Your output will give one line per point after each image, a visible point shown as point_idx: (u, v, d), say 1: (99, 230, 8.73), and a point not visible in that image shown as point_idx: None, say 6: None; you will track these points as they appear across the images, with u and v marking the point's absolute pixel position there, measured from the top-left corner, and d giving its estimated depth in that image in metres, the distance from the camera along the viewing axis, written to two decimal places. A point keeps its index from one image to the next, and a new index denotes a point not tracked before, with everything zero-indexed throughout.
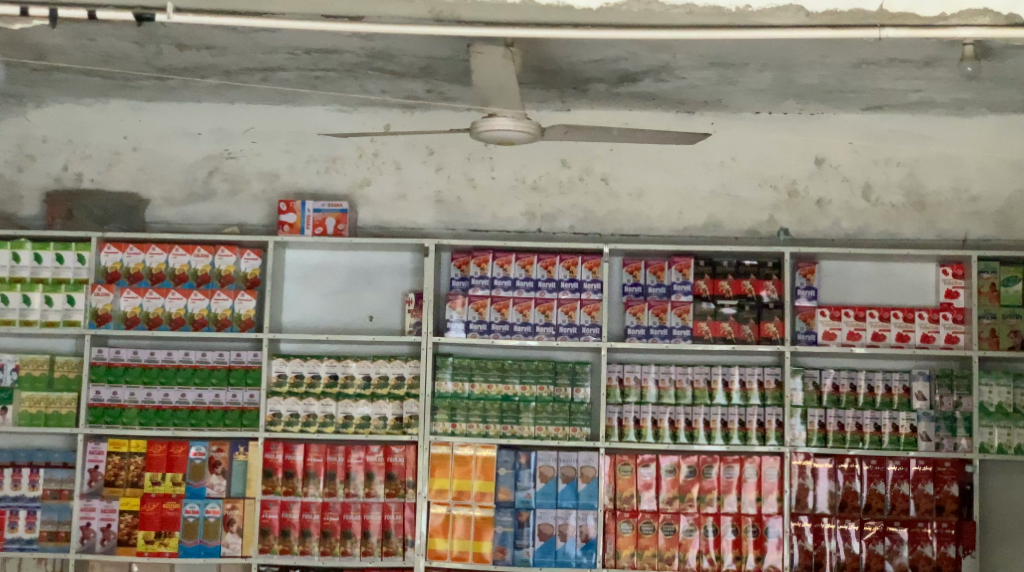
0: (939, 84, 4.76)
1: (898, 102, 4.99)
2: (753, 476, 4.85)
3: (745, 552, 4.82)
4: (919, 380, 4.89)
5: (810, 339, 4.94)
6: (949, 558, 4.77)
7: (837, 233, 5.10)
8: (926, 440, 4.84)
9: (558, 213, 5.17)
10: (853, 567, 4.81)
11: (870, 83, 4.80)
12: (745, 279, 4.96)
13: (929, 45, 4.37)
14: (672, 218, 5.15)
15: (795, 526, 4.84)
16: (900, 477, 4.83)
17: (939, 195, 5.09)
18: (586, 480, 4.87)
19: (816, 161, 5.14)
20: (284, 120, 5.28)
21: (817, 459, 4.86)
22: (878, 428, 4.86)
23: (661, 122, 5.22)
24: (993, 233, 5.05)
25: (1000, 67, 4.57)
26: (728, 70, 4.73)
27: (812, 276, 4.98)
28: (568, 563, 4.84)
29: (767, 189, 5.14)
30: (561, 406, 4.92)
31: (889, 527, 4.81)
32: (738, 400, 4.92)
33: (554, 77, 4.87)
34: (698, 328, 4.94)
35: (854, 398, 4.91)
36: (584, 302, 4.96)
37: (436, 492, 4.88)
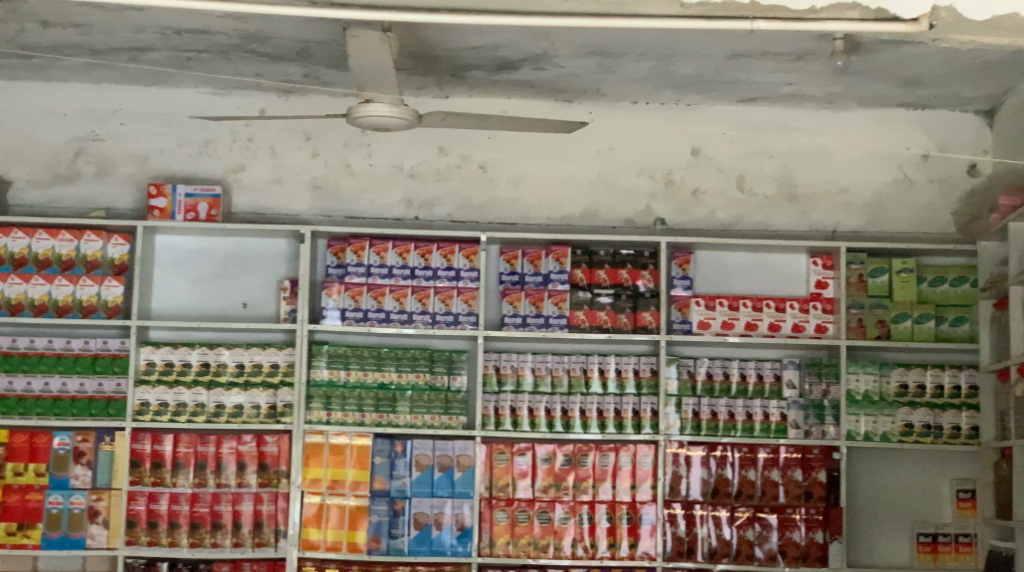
0: (811, 77, 4.84)
1: (772, 95, 5.06)
2: (628, 464, 4.90)
3: (619, 540, 4.85)
4: (790, 369, 4.98)
5: (685, 328, 4.98)
6: (818, 543, 4.86)
7: (712, 224, 5.15)
8: (795, 428, 4.93)
9: (436, 201, 5.14)
10: (725, 552, 4.86)
11: (744, 75, 4.86)
12: (622, 267, 4.99)
13: (801, 38, 4.44)
14: (550, 207, 5.15)
15: (669, 513, 4.88)
16: (770, 464, 4.91)
17: (811, 186, 5.17)
18: (462, 468, 4.86)
19: (692, 151, 5.19)
20: (156, 102, 5.16)
21: (691, 447, 4.93)
22: (750, 416, 4.94)
23: (539, 111, 5.22)
24: (862, 224, 5.14)
25: (870, 61, 4.67)
26: (605, 58, 4.75)
27: (687, 267, 5.01)
28: (442, 552, 4.81)
29: (644, 178, 5.17)
30: (437, 395, 4.90)
31: (759, 513, 4.88)
32: (614, 389, 4.96)
33: (432, 63, 4.84)
34: (574, 317, 4.97)
35: (727, 386, 4.98)
36: (461, 291, 4.94)
37: (311, 482, 4.82)
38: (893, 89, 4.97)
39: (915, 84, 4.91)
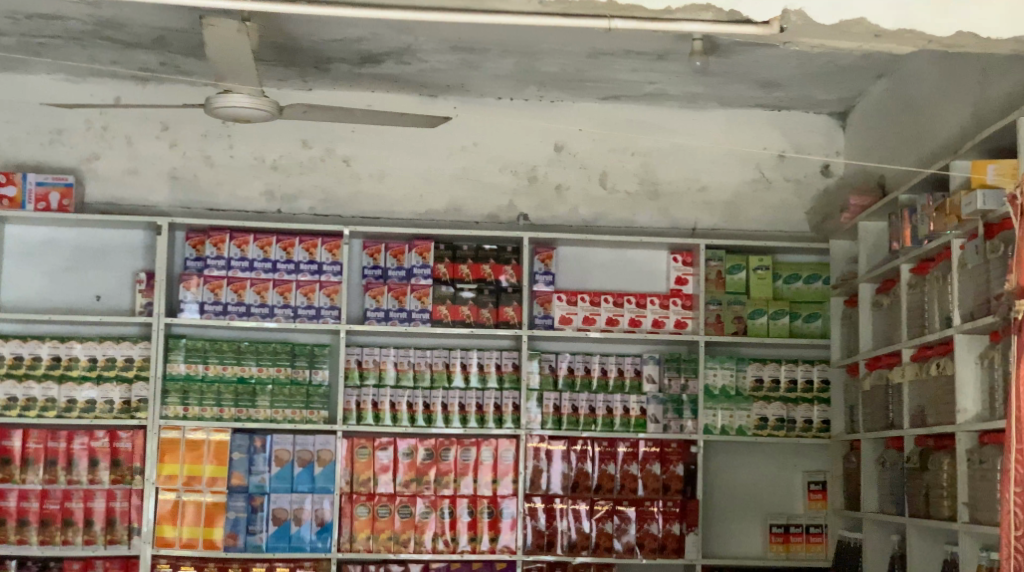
0: (671, 77, 4.92)
1: (634, 93, 5.13)
2: (489, 458, 4.91)
3: (479, 534, 4.87)
4: (650, 364, 5.06)
5: (547, 323, 5.01)
6: (674, 535, 4.92)
7: (574, 220, 5.20)
8: (654, 422, 5.00)
9: (299, 194, 5.09)
10: (584, 545, 4.90)
11: (606, 73, 4.91)
12: (485, 262, 5.02)
13: (662, 39, 4.51)
14: (414, 202, 5.14)
15: (529, 507, 4.91)
16: (629, 458, 4.97)
17: (672, 184, 5.24)
18: (322, 463, 4.83)
19: (555, 147, 5.23)
20: (7, 88, 5.03)
21: (551, 442, 4.96)
22: (610, 410, 5.00)
23: (402, 105, 5.22)
24: (720, 222, 5.24)
25: (728, 62, 4.77)
26: (469, 54, 4.75)
27: (549, 262, 5.06)
28: (301, 548, 4.77)
29: (507, 174, 5.19)
30: (297, 389, 4.87)
31: (618, 506, 4.94)
32: (476, 383, 4.97)
33: (295, 55, 4.79)
34: (437, 311, 4.96)
35: (588, 380, 5.04)
36: (323, 284, 4.91)
37: (165, 478, 4.73)
38: (751, 90, 5.08)
39: (771, 86, 5.03)
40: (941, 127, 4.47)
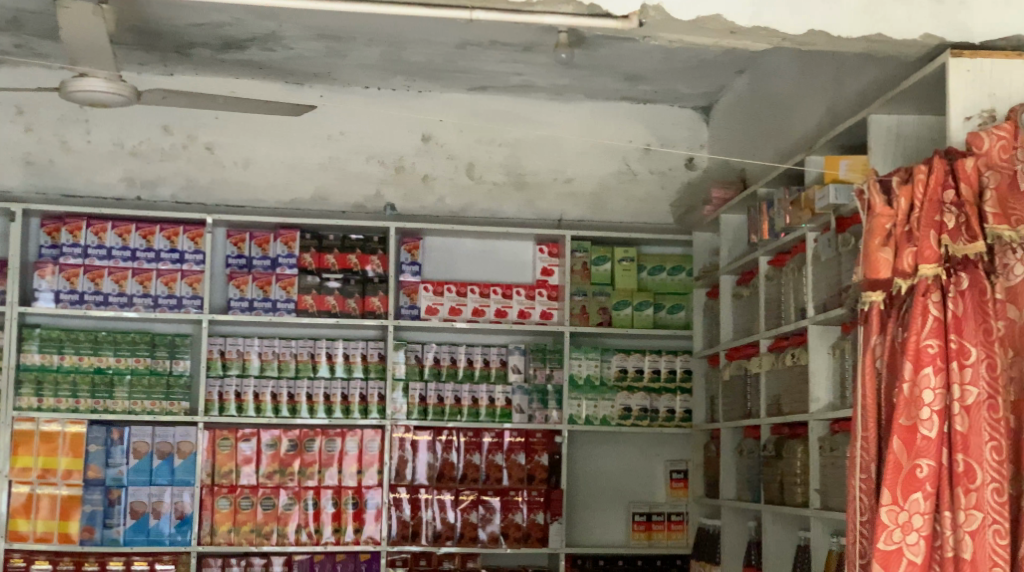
0: (538, 69, 4.94)
1: (501, 84, 5.14)
2: (354, 448, 4.90)
3: (344, 525, 4.85)
4: (515, 354, 5.10)
5: (413, 314, 5.05)
6: (538, 524, 4.97)
7: (441, 210, 5.21)
8: (519, 412, 5.06)
9: (160, 180, 5.01)
10: (449, 535, 4.91)
11: (474, 64, 4.92)
12: (351, 253, 5.02)
13: (527, 32, 4.52)
14: (279, 190, 5.09)
15: (394, 497, 4.89)
16: (494, 448, 5.00)
17: (538, 176, 5.27)
18: (182, 455, 4.78)
19: (422, 138, 5.22)
20: None
21: (417, 431, 4.96)
22: (475, 401, 5.03)
23: (266, 93, 5.18)
24: (586, 214, 5.29)
25: (594, 55, 4.81)
26: (336, 42, 4.72)
27: (416, 252, 5.09)
28: (160, 541, 4.73)
29: (374, 163, 5.17)
30: (157, 379, 4.80)
31: (482, 496, 4.96)
32: (341, 373, 4.95)
33: (155, 39, 4.72)
34: (302, 301, 4.96)
35: (454, 370, 5.06)
36: (184, 273, 4.87)
37: (18, 471, 4.66)
38: (616, 83, 5.13)
39: (636, 79, 5.09)
40: (799, 123, 4.57)
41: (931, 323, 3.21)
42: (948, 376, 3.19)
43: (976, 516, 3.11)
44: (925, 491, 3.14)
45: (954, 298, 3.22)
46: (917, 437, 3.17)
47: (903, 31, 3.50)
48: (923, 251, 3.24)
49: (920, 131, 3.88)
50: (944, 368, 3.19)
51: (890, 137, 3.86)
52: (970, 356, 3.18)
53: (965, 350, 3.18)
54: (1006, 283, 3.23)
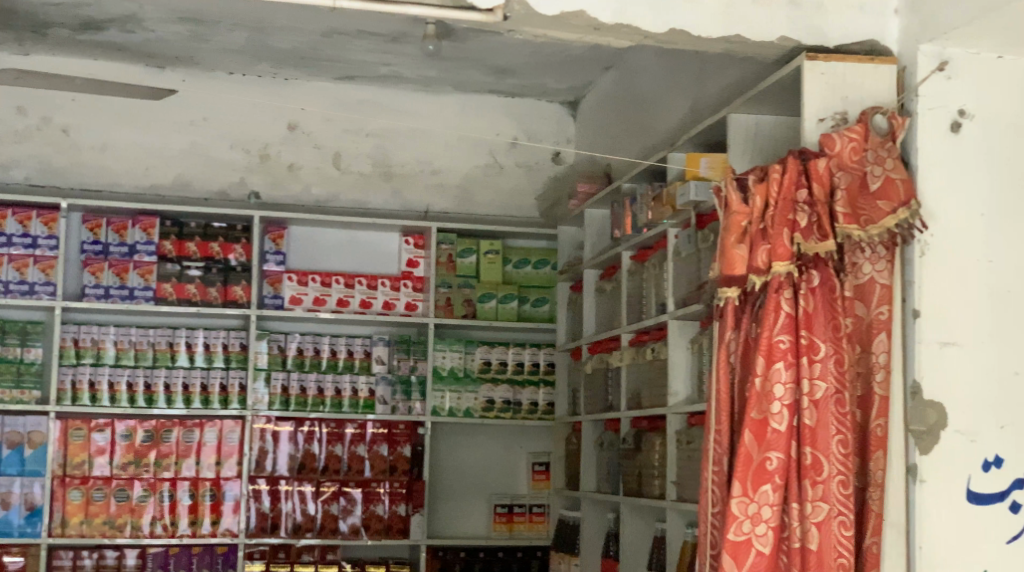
0: (406, 60, 4.94)
1: (369, 74, 5.14)
2: (213, 439, 4.98)
3: (201, 517, 4.93)
4: (379, 345, 5.21)
5: (277, 303, 5.09)
6: (400, 515, 5.10)
7: (307, 199, 5.22)
8: (382, 403, 5.17)
9: (13, 163, 4.94)
10: (309, 527, 5.02)
11: (341, 53, 4.89)
12: (213, 241, 5.05)
13: (395, 23, 4.50)
14: (138, 175, 5.05)
15: (253, 489, 4.99)
16: (356, 439, 5.12)
17: (405, 167, 5.30)
18: (33, 446, 4.81)
19: (288, 126, 5.21)
20: None
21: (279, 423, 5.05)
22: (339, 392, 5.14)
23: (125, 75, 5.11)
24: (451, 206, 5.34)
25: (462, 47, 4.82)
26: (199, 26, 4.63)
27: (280, 242, 5.13)
28: (9, 532, 4.75)
29: (238, 151, 5.15)
30: (7, 367, 4.83)
31: (344, 487, 5.08)
32: (201, 362, 5.01)
33: (9, 17, 4.58)
34: (162, 289, 4.97)
35: (317, 361, 5.15)
36: (37, 259, 4.86)
37: None
38: (484, 76, 5.16)
39: (505, 72, 5.13)
40: (662, 120, 4.64)
41: (783, 319, 3.27)
42: (798, 370, 3.25)
43: (822, 508, 3.19)
44: (774, 483, 3.21)
45: (805, 294, 3.29)
46: (767, 431, 3.23)
47: (761, 30, 3.56)
48: (777, 248, 3.31)
49: (776, 131, 3.97)
50: (794, 363, 3.26)
51: (748, 137, 3.95)
52: (819, 352, 3.25)
53: (815, 345, 3.25)
54: (854, 281, 3.33)
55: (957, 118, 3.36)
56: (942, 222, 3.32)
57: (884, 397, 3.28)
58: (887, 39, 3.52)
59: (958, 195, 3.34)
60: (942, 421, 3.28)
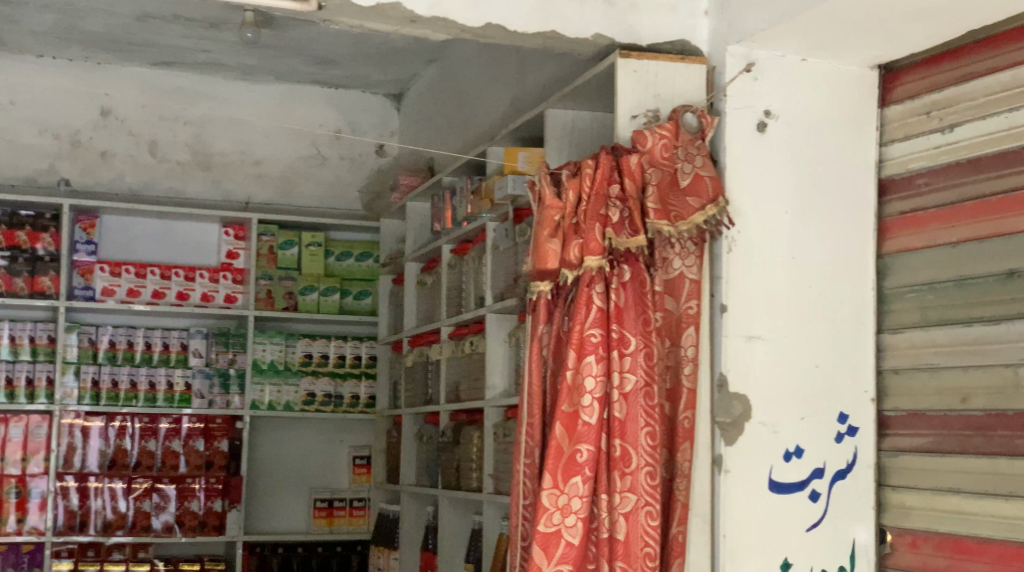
0: (224, 47, 4.87)
1: (188, 60, 5.08)
2: (19, 435, 5.13)
3: (6, 515, 5.08)
4: (197, 339, 5.48)
5: (88, 295, 5.29)
6: (215, 511, 5.37)
7: (120, 186, 5.46)
8: (199, 397, 5.44)
9: None
10: (120, 524, 5.24)
11: (156, 38, 4.80)
12: (19, 230, 5.18)
13: (211, 8, 4.40)
14: None
15: (61, 486, 5.17)
16: (171, 434, 5.38)
17: (224, 156, 5.59)
18: None
19: (101, 112, 5.43)
20: None
21: (89, 418, 5.24)
22: (153, 386, 5.38)
23: None
24: (272, 197, 5.68)
25: (282, 36, 4.76)
26: (3, 6, 4.49)
27: (91, 232, 5.34)
28: None
29: (47, 136, 5.33)
30: None
31: (157, 483, 5.32)
32: (7, 355, 5.17)
33: None
34: None
35: (131, 354, 5.39)
36: None
37: None
38: (307, 65, 5.17)
39: (327, 63, 5.14)
40: (485, 114, 4.66)
41: (594, 313, 3.31)
42: (609, 364, 3.30)
43: (630, 498, 3.23)
44: (584, 475, 3.24)
45: (617, 289, 3.34)
46: (577, 424, 3.27)
47: (576, 28, 3.55)
48: (589, 243, 3.34)
49: (591, 126, 4.02)
50: (605, 357, 3.30)
51: (565, 132, 3.98)
52: (630, 346, 3.31)
53: (625, 339, 3.31)
54: (664, 276, 3.37)
55: (763, 118, 3.45)
56: (748, 219, 3.40)
57: (691, 390, 3.33)
58: (697, 39, 3.58)
59: (764, 193, 3.42)
60: (746, 412, 3.35)
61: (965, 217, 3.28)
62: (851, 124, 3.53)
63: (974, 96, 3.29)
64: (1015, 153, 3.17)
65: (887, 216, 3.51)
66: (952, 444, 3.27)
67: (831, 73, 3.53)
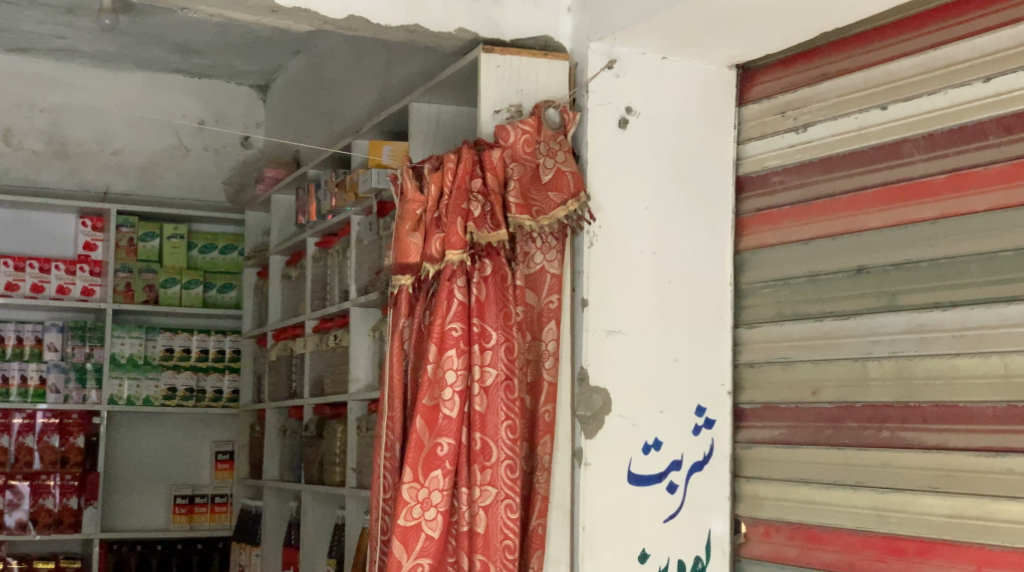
0: (81, 33, 4.79)
1: (44, 46, 5.00)
2: None
3: None
4: (52, 333, 5.42)
5: None
6: (70, 509, 5.36)
7: None
8: (54, 392, 5.37)
9: None
10: None
11: (11, 24, 4.68)
12: None
13: None
14: None
15: None
16: (25, 430, 5.34)
17: (81, 145, 5.52)
18: None
19: None
20: None
21: None
22: (7, 380, 5.30)
23: None
24: (133, 187, 5.62)
25: (142, 23, 4.68)
26: None
27: None
28: None
29: None
30: None
31: (11, 480, 5.29)
32: None
33: None
34: None
35: None
36: None
37: None
38: (168, 53, 5.11)
39: (189, 51, 5.08)
40: (350, 106, 4.64)
41: (455, 307, 3.29)
42: (470, 358, 3.29)
43: (489, 491, 3.23)
44: (444, 469, 3.23)
45: (478, 283, 3.32)
46: (438, 417, 3.25)
47: (439, 21, 3.52)
48: (450, 236, 3.30)
49: (456, 121, 4.02)
50: (466, 350, 3.29)
51: (429, 126, 3.98)
52: (490, 340, 3.30)
53: (486, 333, 3.30)
54: (526, 270, 3.37)
55: (624, 114, 3.48)
56: (609, 214, 3.43)
57: (552, 384, 3.35)
58: (560, 35, 3.57)
59: (625, 189, 3.46)
60: (606, 406, 3.39)
61: (819, 214, 3.35)
62: (711, 123, 3.59)
63: (829, 96, 3.36)
64: (865, 153, 3.24)
65: (744, 213, 3.58)
66: (804, 436, 3.35)
67: (691, 72, 3.58)
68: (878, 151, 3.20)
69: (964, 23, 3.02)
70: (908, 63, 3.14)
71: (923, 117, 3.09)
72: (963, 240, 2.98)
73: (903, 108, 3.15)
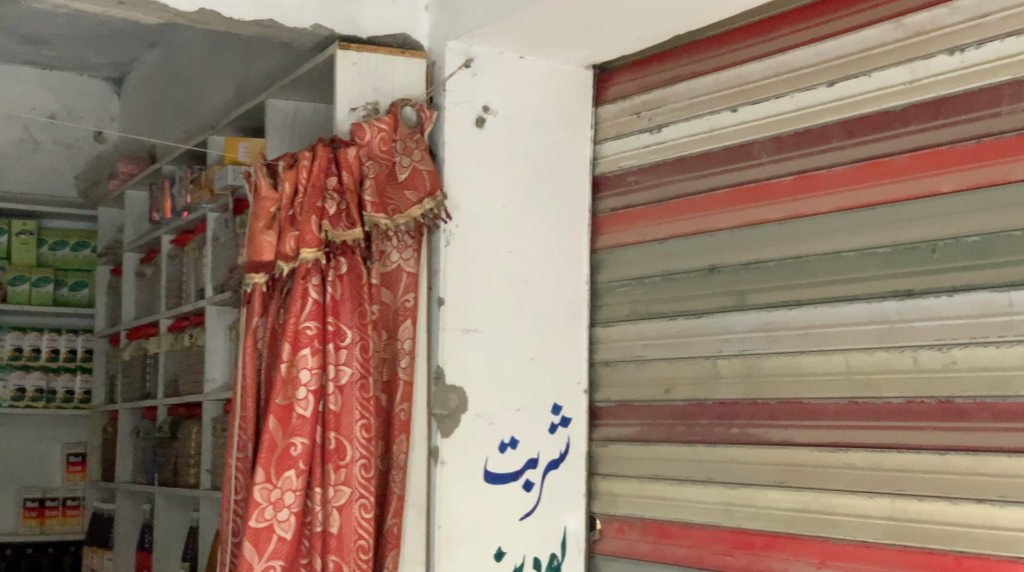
0: None
1: None
2: None
3: None
4: None
5: None
6: None
7: None
8: None
9: None
10: None
11: None
12: None
13: None
14: None
15: None
16: None
17: None
18: None
19: None
20: None
21: None
22: None
23: None
24: None
25: None
26: None
27: None
28: None
29: None
30: None
31: None
32: None
33: None
34: None
35: None
36: None
37: None
38: (18, 44, 4.99)
39: (39, 42, 4.97)
40: (207, 101, 4.58)
41: (310, 306, 3.26)
42: (324, 356, 3.25)
43: (343, 491, 3.20)
44: (297, 469, 3.19)
45: (333, 282, 3.29)
46: (291, 417, 3.20)
47: (294, 18, 3.47)
48: (304, 235, 3.27)
49: (312, 117, 3.99)
50: (320, 350, 3.25)
51: (285, 122, 3.94)
52: (345, 339, 3.26)
53: (341, 332, 3.26)
54: (382, 269, 3.35)
55: (481, 113, 3.47)
56: (466, 212, 3.42)
57: (407, 382, 3.33)
58: (417, 33, 3.55)
59: (483, 187, 3.45)
60: (461, 405, 3.37)
61: (673, 214, 3.39)
62: (567, 123, 3.61)
63: (682, 98, 3.40)
64: (716, 154, 3.29)
65: (600, 213, 3.61)
66: (658, 433, 3.39)
67: (548, 72, 3.59)
68: (728, 152, 3.26)
69: (808, 28, 3.08)
70: (758, 67, 3.20)
71: (771, 119, 3.15)
72: (809, 240, 3.04)
73: (753, 112, 3.20)
